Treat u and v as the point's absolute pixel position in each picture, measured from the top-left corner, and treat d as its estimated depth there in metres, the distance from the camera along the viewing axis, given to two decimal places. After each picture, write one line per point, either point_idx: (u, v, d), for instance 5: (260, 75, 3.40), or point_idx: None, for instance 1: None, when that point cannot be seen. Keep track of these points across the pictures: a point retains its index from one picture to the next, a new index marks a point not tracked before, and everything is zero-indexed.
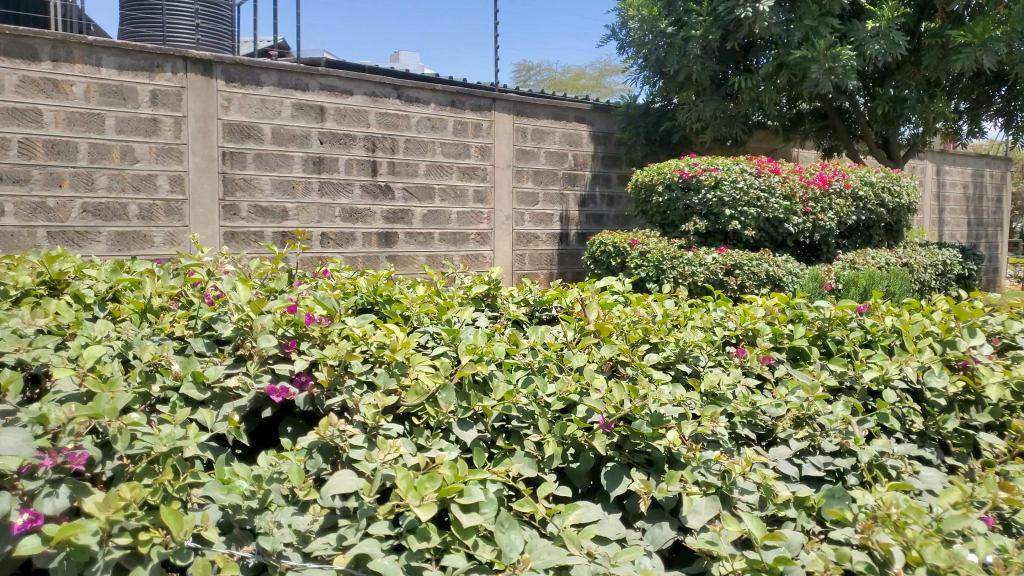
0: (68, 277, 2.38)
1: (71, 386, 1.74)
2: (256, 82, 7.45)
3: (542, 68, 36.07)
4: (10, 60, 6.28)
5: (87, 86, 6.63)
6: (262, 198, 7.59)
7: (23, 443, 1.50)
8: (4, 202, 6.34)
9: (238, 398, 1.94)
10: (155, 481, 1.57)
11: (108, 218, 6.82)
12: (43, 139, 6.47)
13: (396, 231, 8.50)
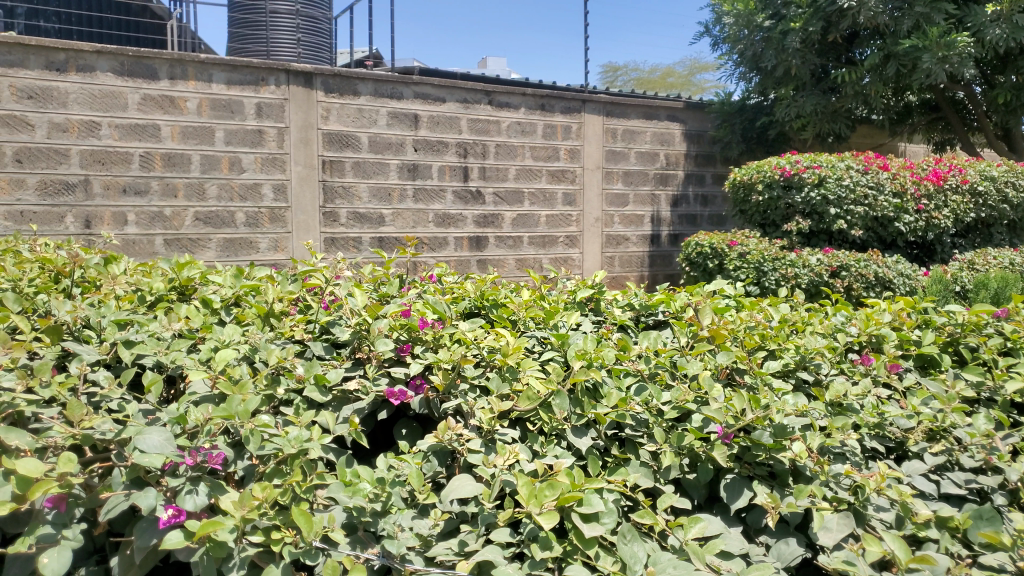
0: (194, 282, 2.49)
1: (205, 388, 1.82)
2: (353, 92, 7.66)
3: (629, 68, 35.68)
4: (133, 79, 6.69)
5: (200, 101, 6.98)
6: (360, 205, 7.80)
7: (166, 442, 1.58)
8: (126, 212, 6.76)
9: (358, 400, 1.99)
10: (284, 482, 1.62)
11: (218, 226, 7.17)
12: (160, 152, 6.87)
13: (487, 235, 8.58)
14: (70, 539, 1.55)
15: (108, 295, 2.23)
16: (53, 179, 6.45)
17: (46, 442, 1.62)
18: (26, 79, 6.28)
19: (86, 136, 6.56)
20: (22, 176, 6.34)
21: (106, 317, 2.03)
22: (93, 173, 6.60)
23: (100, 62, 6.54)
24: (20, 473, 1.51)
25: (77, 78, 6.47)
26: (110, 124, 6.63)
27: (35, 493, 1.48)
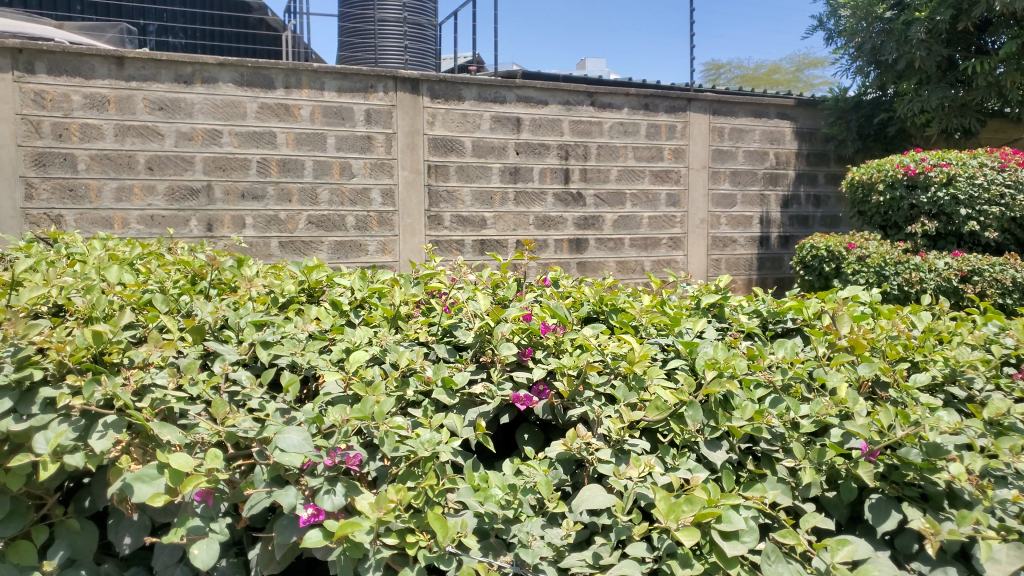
0: (323, 284, 2.56)
1: (338, 388, 1.86)
2: (458, 97, 7.76)
3: (732, 66, 34.74)
4: (252, 89, 7.01)
5: (313, 109, 7.25)
6: (464, 208, 7.89)
7: (305, 441, 1.63)
8: (245, 216, 7.08)
9: (483, 404, 1.98)
10: (418, 485, 1.63)
11: (329, 229, 7.41)
12: (277, 158, 7.16)
13: (587, 238, 8.51)
14: (217, 531, 1.62)
15: (244, 298, 2.32)
16: (179, 185, 6.83)
17: (194, 438, 1.69)
18: (157, 92, 6.69)
19: (209, 144, 6.91)
20: (152, 183, 6.74)
21: (245, 317, 2.10)
22: (216, 178, 6.95)
23: (222, 73, 6.89)
24: (172, 466, 1.60)
25: (202, 89, 6.84)
26: (231, 132, 6.97)
27: (187, 487, 1.56)
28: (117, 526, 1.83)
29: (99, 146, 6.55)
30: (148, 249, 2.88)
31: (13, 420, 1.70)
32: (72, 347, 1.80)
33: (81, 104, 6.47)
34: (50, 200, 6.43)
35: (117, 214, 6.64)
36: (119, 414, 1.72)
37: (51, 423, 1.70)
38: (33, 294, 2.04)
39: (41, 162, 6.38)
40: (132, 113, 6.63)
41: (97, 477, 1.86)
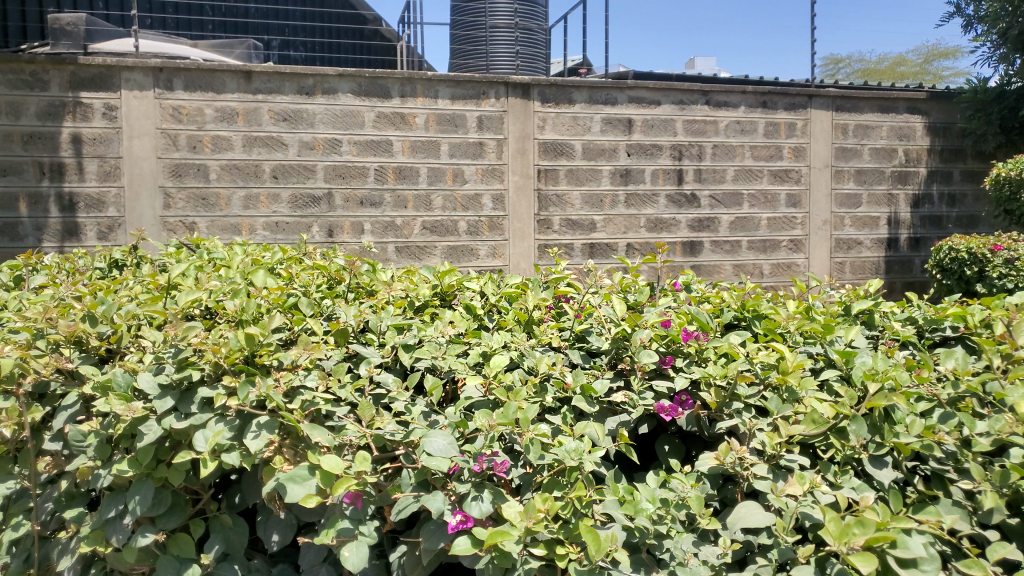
0: (454, 288, 2.57)
1: (478, 393, 1.83)
2: (569, 101, 7.72)
3: (852, 59, 33.12)
4: (370, 99, 7.22)
5: (427, 116, 7.38)
6: (574, 212, 7.83)
7: (451, 446, 1.62)
8: (363, 222, 7.30)
9: (623, 413, 1.92)
10: (565, 496, 1.59)
11: (443, 234, 7.52)
12: (393, 166, 7.34)
13: (701, 240, 8.27)
14: (366, 535, 1.63)
15: (382, 302, 2.35)
16: (302, 193, 7.11)
17: (342, 440, 1.71)
18: (282, 103, 7.00)
19: (329, 153, 7.16)
20: (277, 191, 7.05)
21: (384, 320, 2.12)
22: (336, 186, 7.20)
23: (342, 84, 7.13)
24: (324, 468, 1.63)
25: (323, 100, 7.10)
26: (350, 141, 7.19)
27: (338, 488, 1.58)
28: (266, 524, 1.88)
29: (229, 156, 6.91)
30: (289, 253, 2.99)
31: (174, 418, 1.78)
32: (227, 350, 1.86)
33: (213, 117, 6.85)
34: (186, 208, 6.83)
35: (245, 221, 6.98)
36: (272, 414, 1.76)
37: (209, 422, 1.77)
38: (190, 297, 2.14)
39: (177, 173, 6.79)
40: (259, 125, 6.96)
41: (249, 475, 1.92)
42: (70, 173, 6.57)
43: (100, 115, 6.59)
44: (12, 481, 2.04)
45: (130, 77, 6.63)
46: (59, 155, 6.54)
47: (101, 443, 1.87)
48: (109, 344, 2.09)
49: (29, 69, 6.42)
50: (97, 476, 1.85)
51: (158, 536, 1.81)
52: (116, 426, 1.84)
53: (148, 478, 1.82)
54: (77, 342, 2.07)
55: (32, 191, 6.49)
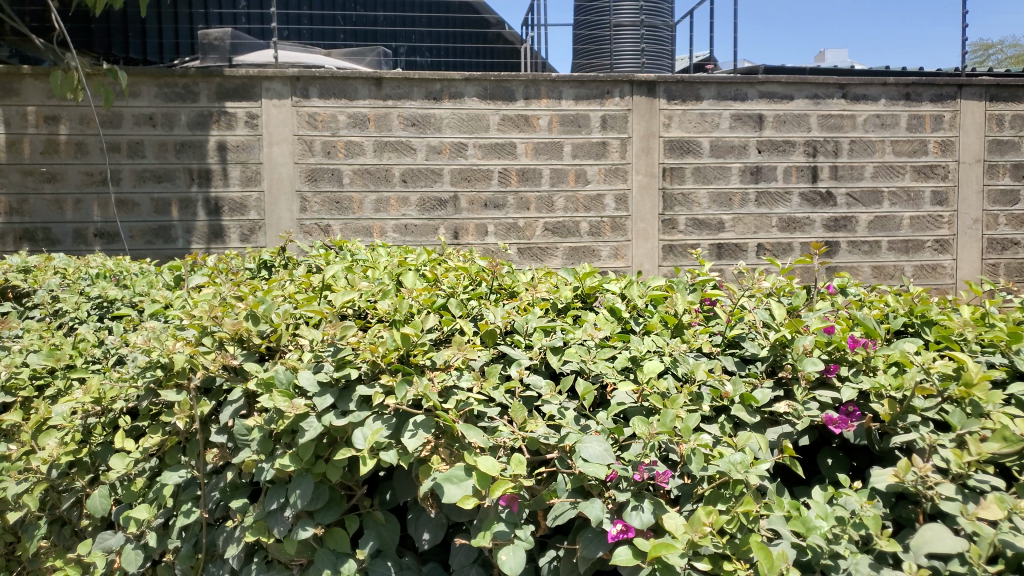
0: (596, 290, 2.52)
1: (631, 399, 1.79)
2: (696, 97, 7.53)
3: (1003, 45, 30.64)
4: (495, 102, 7.29)
5: (551, 118, 7.38)
6: (700, 211, 7.62)
7: (607, 452, 1.60)
8: (487, 224, 7.38)
9: (786, 424, 1.83)
10: (730, 511, 1.53)
11: (565, 235, 7.50)
12: (517, 168, 7.38)
13: (838, 241, 7.85)
14: (522, 539, 1.63)
15: (526, 304, 2.34)
16: (430, 196, 7.28)
17: (497, 441, 1.71)
18: (411, 109, 7.18)
19: (456, 157, 7.29)
20: (406, 194, 7.24)
21: (532, 322, 2.11)
22: (462, 189, 7.32)
23: (468, 88, 7.24)
24: (480, 469, 1.63)
25: (450, 104, 7.23)
26: (475, 144, 7.30)
27: (496, 491, 1.58)
28: (417, 522, 1.91)
29: (361, 161, 7.16)
30: (434, 256, 3.04)
31: (334, 415, 1.84)
32: (384, 349, 1.91)
33: (347, 123, 7.12)
34: (320, 211, 7.13)
35: (376, 223, 7.21)
36: (427, 414, 1.79)
37: (367, 420, 1.82)
38: (346, 297, 2.21)
39: (313, 177, 7.11)
40: (389, 130, 7.18)
41: (400, 473, 1.95)
42: (216, 179, 7.00)
43: (243, 123, 7.00)
44: (183, 470, 2.17)
45: (270, 87, 6.99)
46: (207, 162, 6.98)
47: (264, 437, 1.95)
48: (270, 342, 2.19)
49: (182, 82, 6.91)
50: (260, 470, 1.93)
51: (317, 530, 1.88)
52: (278, 421, 1.91)
53: (308, 473, 1.89)
54: (241, 339, 2.18)
55: (183, 197, 6.96)
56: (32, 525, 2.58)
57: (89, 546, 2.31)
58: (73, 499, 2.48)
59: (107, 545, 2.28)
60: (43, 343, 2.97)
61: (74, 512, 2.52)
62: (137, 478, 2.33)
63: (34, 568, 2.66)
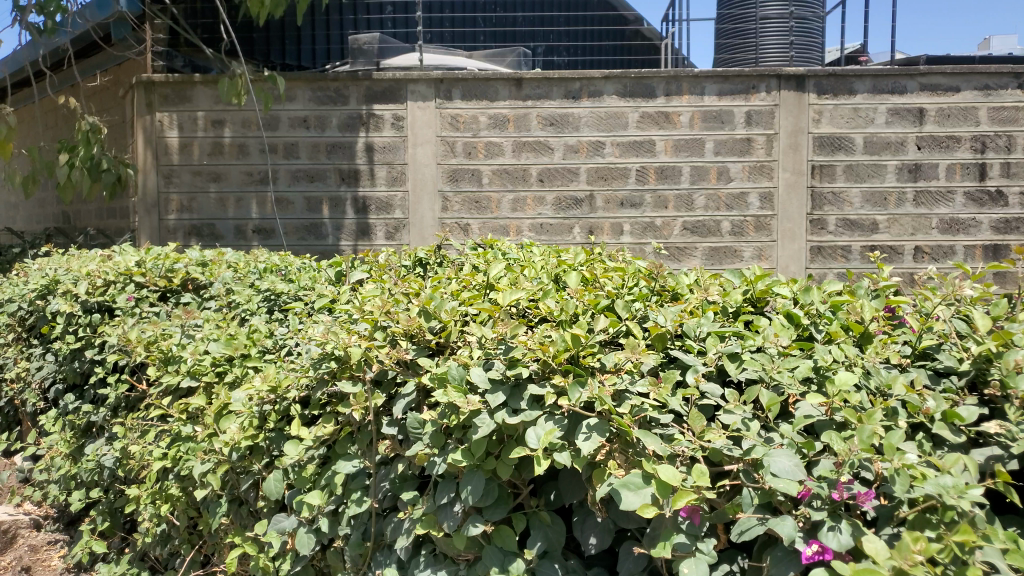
0: (767, 294, 2.40)
1: (819, 412, 1.70)
2: (850, 91, 7.12)
3: None
4: (634, 100, 7.19)
5: (692, 114, 7.18)
6: (852, 211, 7.19)
7: (798, 468, 1.53)
8: (623, 223, 7.27)
9: (995, 446, 1.67)
10: (942, 539, 1.41)
11: (705, 235, 7.27)
12: (655, 166, 7.23)
13: (1009, 244, 7.19)
14: (704, 552, 1.59)
15: (695, 307, 2.26)
16: (566, 195, 7.26)
17: (675, 450, 1.66)
18: (549, 108, 7.20)
19: (593, 155, 7.24)
20: (542, 194, 7.27)
21: (704, 327, 2.04)
22: (598, 188, 7.25)
23: (607, 86, 7.18)
24: (660, 478, 1.59)
25: (589, 103, 7.20)
26: (613, 142, 7.21)
27: (679, 501, 1.54)
28: (584, 526, 1.89)
29: (500, 161, 7.25)
30: (592, 255, 3.00)
31: (507, 413, 1.86)
32: (555, 349, 1.90)
33: (487, 123, 7.23)
34: (461, 210, 7.29)
35: (513, 223, 7.28)
36: (601, 417, 1.76)
37: (539, 420, 1.82)
38: (513, 296, 2.23)
39: (454, 177, 7.27)
40: (528, 130, 7.23)
41: (566, 473, 1.93)
42: (364, 179, 7.28)
43: (390, 125, 7.25)
44: (355, 460, 2.26)
45: (415, 89, 7.21)
46: (355, 162, 7.28)
47: (436, 432, 2.00)
48: (440, 337, 2.25)
49: (333, 86, 7.24)
50: (432, 463, 1.98)
51: (486, 527, 1.90)
52: (452, 417, 1.95)
53: (479, 469, 1.92)
54: (414, 334, 2.24)
55: (333, 195, 7.29)
56: (214, 503, 2.76)
57: (265, 527, 2.45)
58: (251, 481, 2.62)
59: (281, 527, 2.42)
60: (221, 333, 3.17)
61: (251, 493, 2.66)
62: (308, 464, 2.44)
63: (214, 542, 2.84)
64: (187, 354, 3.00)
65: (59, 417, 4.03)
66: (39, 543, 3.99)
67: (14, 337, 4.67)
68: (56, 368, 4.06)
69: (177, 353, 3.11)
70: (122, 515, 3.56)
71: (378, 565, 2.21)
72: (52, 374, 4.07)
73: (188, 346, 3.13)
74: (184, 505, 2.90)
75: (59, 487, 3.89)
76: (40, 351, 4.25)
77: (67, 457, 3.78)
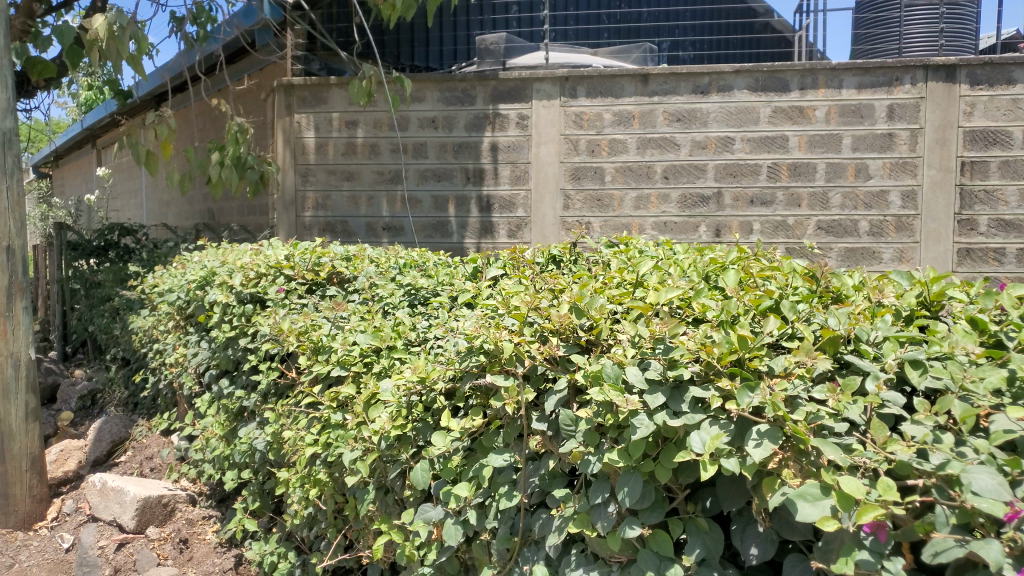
0: (943, 297, 2.23)
1: (1020, 428, 1.55)
2: (1008, 80, 6.56)
3: None
4: (766, 94, 6.91)
5: (829, 108, 6.83)
6: (1007, 211, 6.63)
7: (1001, 487, 1.42)
8: (753, 222, 7.00)
9: None
10: None
11: (841, 235, 6.89)
12: (788, 162, 6.91)
13: None
14: (891, 572, 1.47)
15: (866, 310, 2.13)
16: (691, 193, 7.07)
17: (855, 461, 1.57)
18: (677, 104, 7.04)
19: (722, 152, 7.01)
20: (667, 191, 7.11)
21: (879, 331, 1.92)
22: (726, 185, 7.01)
23: (738, 81, 6.94)
24: (842, 490, 1.50)
25: (718, 98, 6.98)
26: (743, 138, 6.96)
27: (865, 516, 1.43)
28: (744, 535, 1.81)
29: (624, 159, 7.15)
30: (743, 252, 2.88)
31: (668, 415, 1.81)
32: (720, 350, 1.84)
33: (612, 121, 7.14)
34: (583, 208, 7.24)
35: (636, 221, 7.17)
36: (772, 423, 1.68)
37: (704, 424, 1.77)
38: (668, 294, 2.17)
39: (577, 176, 7.23)
40: (653, 127, 7.09)
41: (724, 481, 1.85)
42: (488, 178, 7.36)
43: (515, 124, 7.29)
44: (506, 454, 2.26)
45: (541, 88, 7.22)
46: (481, 162, 7.36)
47: (590, 430, 1.96)
48: (591, 335, 2.22)
49: (461, 86, 7.36)
50: (587, 462, 1.95)
51: (643, 531, 1.85)
52: (607, 415, 1.91)
53: (635, 471, 1.87)
54: (564, 330, 2.23)
55: (459, 194, 7.41)
56: (362, 490, 2.85)
57: (411, 515, 2.50)
58: (398, 470, 2.68)
59: (428, 517, 2.46)
60: (367, 324, 3.27)
61: (398, 483, 2.73)
62: (454, 455, 2.46)
63: (359, 528, 2.94)
64: (337, 345, 3.11)
65: (213, 401, 4.30)
66: (195, 517, 4.29)
67: (173, 325, 5.02)
68: (210, 355, 4.33)
69: (327, 343, 3.22)
70: (271, 496, 3.76)
71: (526, 561, 2.21)
72: (207, 360, 4.35)
73: (337, 337, 3.24)
74: (331, 491, 3.02)
75: (214, 466, 4.15)
76: (196, 338, 4.55)
77: (221, 439, 4.03)
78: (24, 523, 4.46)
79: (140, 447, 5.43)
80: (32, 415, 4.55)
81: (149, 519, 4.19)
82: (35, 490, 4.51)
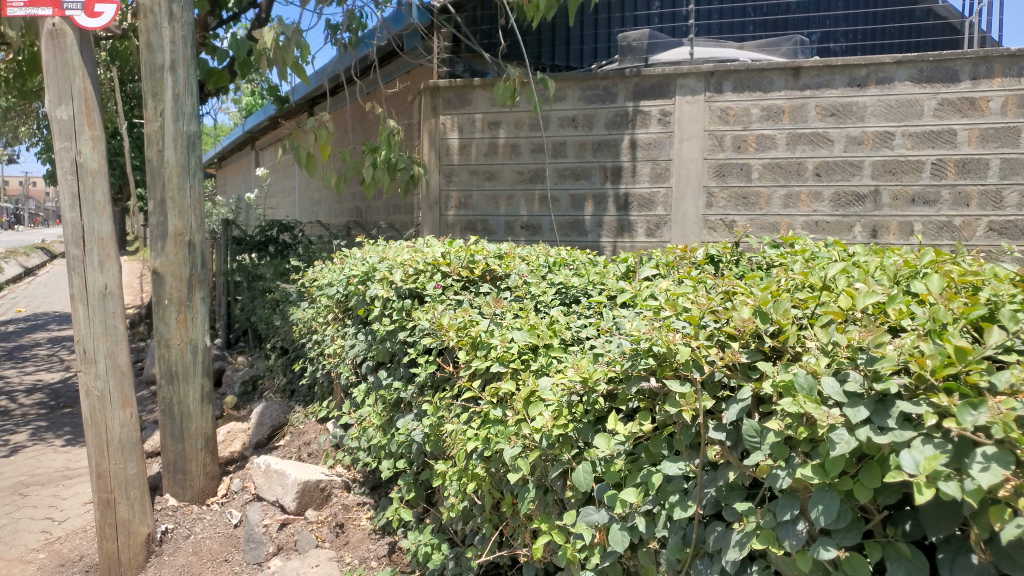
0: None
1: None
2: None
3: None
4: (932, 85, 6.39)
5: (1005, 99, 6.23)
6: None
7: None
8: (914, 222, 6.50)
9: None
10: None
11: (1017, 237, 6.28)
12: (956, 158, 6.37)
13: None
14: None
15: None
16: (846, 190, 6.65)
17: None
18: (831, 98, 6.64)
19: (880, 147, 6.55)
20: (819, 189, 6.73)
21: None
22: (884, 183, 6.56)
23: (900, 71, 6.46)
24: None
25: (877, 91, 6.53)
26: (904, 133, 6.48)
27: None
28: (953, 565, 1.66)
29: (773, 155, 6.83)
30: (938, 254, 2.64)
31: (872, 431, 1.68)
32: (933, 362, 1.70)
33: (759, 116, 6.83)
34: (726, 207, 6.98)
35: (785, 220, 6.83)
36: (1001, 446, 1.54)
37: (915, 442, 1.62)
38: (866, 300, 2.02)
39: (722, 173, 6.98)
40: (805, 122, 6.73)
41: (929, 505, 1.67)
42: (627, 176, 7.23)
43: (657, 121, 7.11)
44: (680, 463, 2.18)
45: (685, 84, 7.01)
46: (620, 160, 7.25)
47: (779, 442, 1.85)
48: (776, 342, 2.09)
49: (603, 84, 7.26)
50: (774, 477, 1.84)
51: (839, 553, 1.73)
52: (799, 428, 1.80)
53: (831, 488, 1.75)
54: (746, 335, 2.12)
55: (598, 193, 7.33)
56: (521, 488, 2.84)
57: (574, 517, 2.47)
58: (559, 469, 2.64)
59: (591, 520, 2.43)
60: (524, 322, 3.27)
61: (559, 483, 2.72)
62: (616, 459, 2.39)
63: (516, 525, 2.96)
64: (496, 341, 3.11)
65: (369, 392, 4.46)
66: (350, 503, 4.47)
67: (332, 317, 5.27)
68: (367, 347, 4.50)
69: (485, 339, 3.23)
70: (423, 487, 3.87)
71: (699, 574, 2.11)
72: (364, 352, 4.52)
73: (495, 334, 3.24)
74: (489, 486, 3.06)
75: (369, 455, 4.32)
76: (354, 331, 4.74)
77: (379, 429, 4.17)
78: (199, 497, 4.83)
79: (297, 432, 5.72)
80: (206, 397, 4.84)
81: (308, 502, 4.41)
82: (208, 468, 4.86)
